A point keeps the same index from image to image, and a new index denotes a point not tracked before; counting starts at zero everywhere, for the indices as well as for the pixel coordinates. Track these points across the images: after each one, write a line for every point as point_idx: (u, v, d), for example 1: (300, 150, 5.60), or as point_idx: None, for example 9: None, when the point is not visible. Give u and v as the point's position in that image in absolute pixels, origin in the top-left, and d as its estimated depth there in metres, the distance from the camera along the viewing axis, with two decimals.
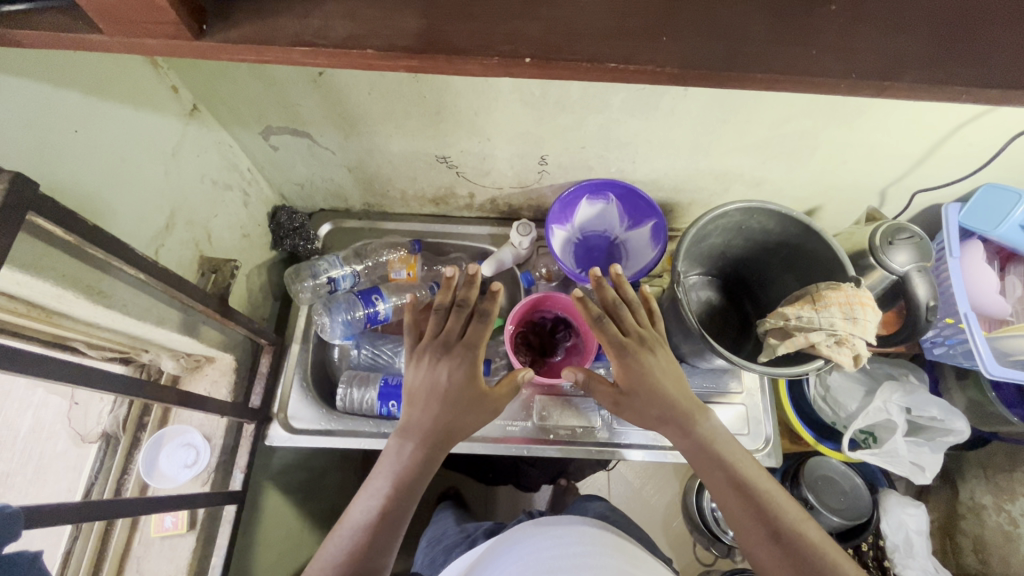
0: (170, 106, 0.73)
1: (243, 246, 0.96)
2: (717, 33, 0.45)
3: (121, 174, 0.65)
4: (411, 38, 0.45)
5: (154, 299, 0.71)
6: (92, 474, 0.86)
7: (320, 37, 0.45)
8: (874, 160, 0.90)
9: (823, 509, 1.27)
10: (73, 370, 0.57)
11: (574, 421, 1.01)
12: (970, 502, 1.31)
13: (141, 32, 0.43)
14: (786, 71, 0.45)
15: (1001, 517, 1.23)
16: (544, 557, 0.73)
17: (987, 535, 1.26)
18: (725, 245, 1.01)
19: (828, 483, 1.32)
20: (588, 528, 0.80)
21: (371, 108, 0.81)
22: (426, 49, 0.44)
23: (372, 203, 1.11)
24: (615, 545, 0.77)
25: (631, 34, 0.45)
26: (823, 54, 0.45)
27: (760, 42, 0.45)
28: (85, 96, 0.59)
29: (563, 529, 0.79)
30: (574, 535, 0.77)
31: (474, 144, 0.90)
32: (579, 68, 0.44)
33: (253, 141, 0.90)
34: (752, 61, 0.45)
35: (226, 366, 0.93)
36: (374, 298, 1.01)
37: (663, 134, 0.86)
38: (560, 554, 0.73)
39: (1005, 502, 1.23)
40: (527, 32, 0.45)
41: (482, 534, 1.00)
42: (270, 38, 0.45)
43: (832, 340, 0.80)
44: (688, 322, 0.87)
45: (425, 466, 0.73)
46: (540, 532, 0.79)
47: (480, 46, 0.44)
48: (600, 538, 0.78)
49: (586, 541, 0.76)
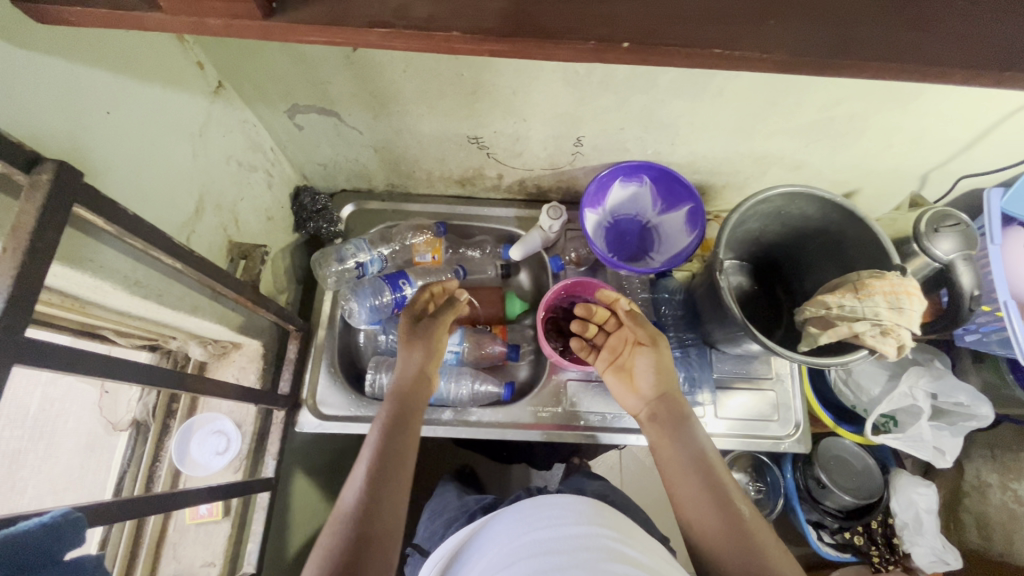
0: (196, 83, 0.70)
1: (267, 230, 0.93)
2: (818, 20, 0.43)
3: (153, 158, 0.62)
4: (495, 18, 0.42)
5: (187, 287, 0.69)
6: (124, 462, 0.85)
7: (400, 16, 0.43)
8: (923, 144, 0.87)
9: (833, 487, 1.28)
10: None
11: (604, 407, 1.00)
12: (975, 481, 1.33)
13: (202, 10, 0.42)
14: (891, 59, 0.42)
15: (1006, 495, 1.25)
16: (537, 541, 0.61)
17: (991, 513, 1.27)
18: (760, 230, 0.98)
19: (840, 464, 1.33)
20: (589, 504, 0.68)
21: (404, 87, 0.77)
22: (515, 31, 0.42)
23: (396, 184, 1.08)
24: (620, 525, 0.66)
25: (723, 19, 0.43)
26: (930, 40, 0.43)
27: (861, 28, 0.43)
28: (113, 74, 0.55)
29: (559, 504, 0.67)
30: (572, 512, 0.65)
31: (509, 124, 0.86)
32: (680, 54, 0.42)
33: (278, 120, 0.86)
34: (854, 47, 0.42)
35: (253, 352, 0.92)
36: (402, 282, 0.98)
37: (708, 116, 0.82)
38: (557, 536, 0.61)
39: (1011, 482, 1.25)
40: (619, 16, 0.43)
41: (479, 508, 0.92)
42: (341, 17, 0.43)
43: (876, 330, 0.79)
44: (730, 310, 0.85)
45: (406, 440, 0.72)
46: (533, 507, 0.68)
47: (576, 27, 0.43)
48: (602, 515, 0.66)
49: (585, 519, 0.64)
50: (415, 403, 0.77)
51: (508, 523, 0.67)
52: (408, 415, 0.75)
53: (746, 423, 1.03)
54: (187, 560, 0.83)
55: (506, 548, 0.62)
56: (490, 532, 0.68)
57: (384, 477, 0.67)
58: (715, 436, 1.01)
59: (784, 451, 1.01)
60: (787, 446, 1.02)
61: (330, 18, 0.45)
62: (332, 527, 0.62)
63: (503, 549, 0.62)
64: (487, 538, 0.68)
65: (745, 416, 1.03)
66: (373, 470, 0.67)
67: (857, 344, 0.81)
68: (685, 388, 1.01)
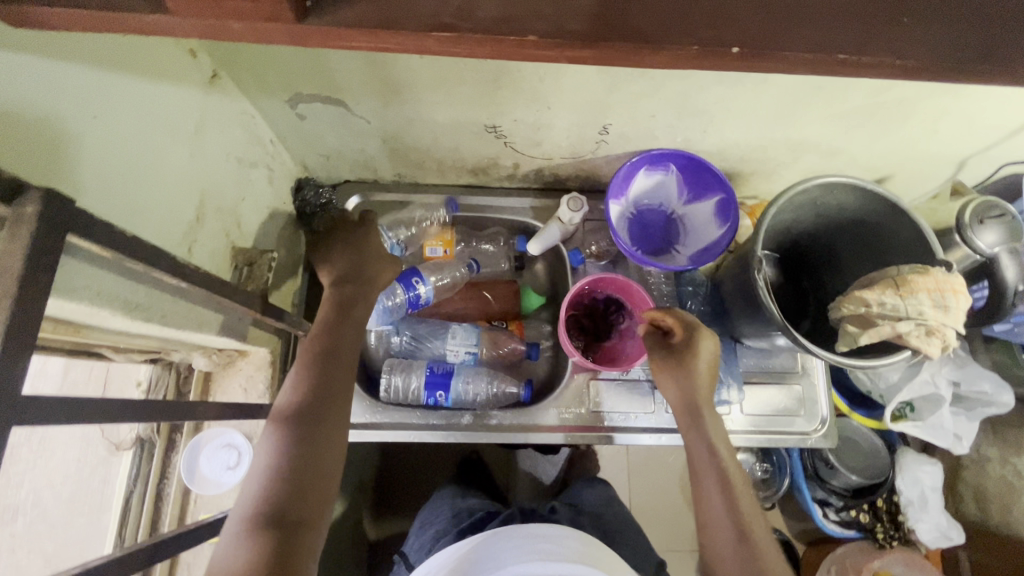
0: (189, 74, 0.62)
1: (270, 230, 0.87)
2: (901, 23, 0.43)
3: (146, 165, 0.55)
4: (582, 20, 0.42)
5: (192, 303, 0.63)
6: (130, 481, 0.81)
7: (464, 19, 0.42)
8: (970, 129, 0.83)
9: (841, 467, 1.24)
10: None
11: (628, 407, 0.97)
12: (974, 455, 1.29)
13: (224, 13, 0.38)
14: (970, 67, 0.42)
15: (1006, 469, 1.23)
16: (517, 574, 0.63)
17: (989, 485, 1.26)
18: (792, 220, 0.93)
19: (847, 444, 1.29)
20: (579, 539, 0.70)
21: (420, 74, 0.70)
22: (607, 35, 0.41)
23: (404, 174, 1.01)
24: (605, 562, 0.68)
25: (802, 20, 0.42)
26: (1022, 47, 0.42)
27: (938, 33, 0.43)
28: (97, 72, 0.48)
29: (549, 537, 0.69)
30: (558, 548, 0.67)
31: (531, 113, 0.80)
32: (798, 60, 0.42)
33: (279, 110, 0.79)
34: (936, 51, 0.42)
35: (261, 360, 0.86)
36: (415, 281, 0.94)
37: (748, 102, 0.77)
38: (536, 571, 0.64)
39: (1011, 456, 1.22)
40: (724, 17, 0.42)
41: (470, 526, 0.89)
42: (397, 22, 0.41)
43: (920, 329, 0.76)
44: (766, 308, 0.80)
45: (319, 443, 0.61)
46: (522, 537, 0.70)
47: (670, 35, 0.42)
48: (591, 554, 0.68)
49: (575, 558, 0.66)
50: (332, 371, 0.66)
51: (496, 548, 0.69)
52: (322, 407, 0.63)
53: (772, 419, 1.00)
54: None
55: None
56: (478, 554, 0.70)
57: (286, 492, 0.57)
58: (739, 433, 0.99)
59: (810, 447, 0.99)
60: (813, 442, 1.00)
61: (376, 20, 0.42)
62: (220, 560, 0.53)
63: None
64: (472, 559, 0.69)
65: (769, 411, 1.01)
66: (273, 487, 0.57)
67: (899, 344, 0.78)
68: (713, 385, 0.98)
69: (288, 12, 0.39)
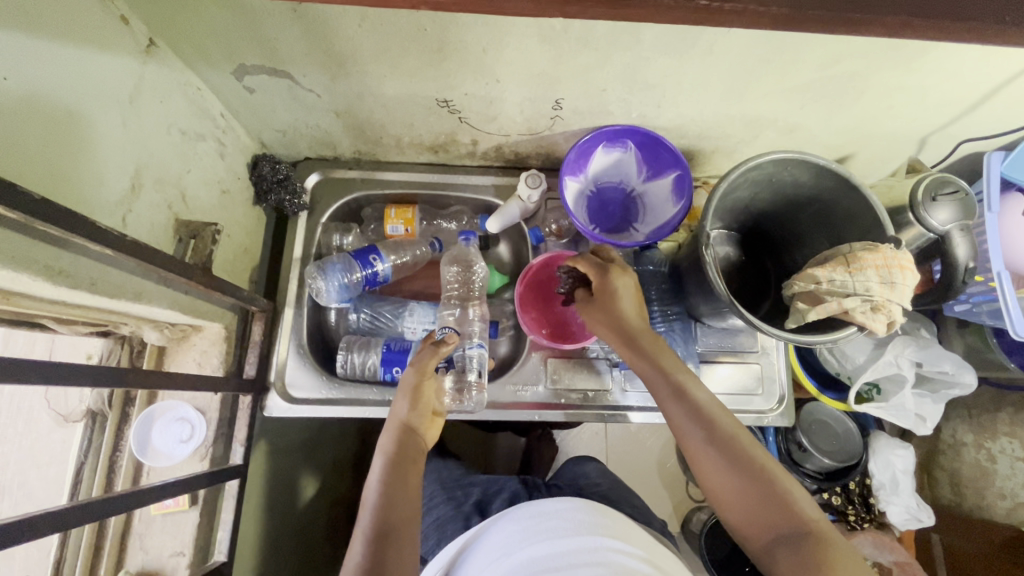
0: (119, 41, 0.61)
1: (223, 204, 0.86)
2: None
3: (70, 131, 0.55)
4: None
5: (127, 273, 0.63)
6: (81, 453, 0.81)
7: None
8: (926, 105, 0.82)
9: (814, 451, 1.25)
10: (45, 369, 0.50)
11: (586, 385, 0.98)
12: (952, 439, 1.29)
13: None
14: None
15: (980, 454, 1.22)
16: (539, 554, 0.64)
17: (964, 470, 1.25)
18: (750, 198, 0.93)
19: (821, 427, 1.29)
20: (584, 512, 0.72)
21: (361, 44, 0.70)
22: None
23: (364, 151, 1.00)
24: (620, 532, 0.70)
25: None
26: None
27: None
28: (7, 32, 0.48)
29: (558, 514, 0.71)
30: (570, 523, 0.69)
31: (480, 86, 0.79)
32: None
33: (226, 83, 0.78)
34: None
35: (215, 335, 0.86)
36: (373, 258, 0.96)
37: (698, 76, 0.76)
38: (556, 548, 0.65)
39: (986, 441, 1.21)
40: None
41: (473, 508, 0.92)
42: None
43: (867, 305, 0.75)
44: (714, 285, 0.80)
45: (410, 466, 0.75)
46: (532, 515, 0.72)
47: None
48: (603, 526, 0.69)
49: (585, 532, 0.67)
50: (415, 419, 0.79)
51: (509, 530, 0.71)
52: (408, 443, 0.77)
53: (730, 398, 1.00)
54: (155, 551, 0.80)
55: (509, 557, 0.66)
56: (491, 536, 0.73)
57: (396, 502, 0.70)
58: None
59: (767, 425, 1.00)
60: (770, 420, 1.01)
61: None
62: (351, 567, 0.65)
63: (506, 560, 0.66)
64: (487, 543, 0.72)
65: (729, 390, 1.01)
66: (383, 500, 0.69)
67: (846, 320, 0.78)
68: None
69: None
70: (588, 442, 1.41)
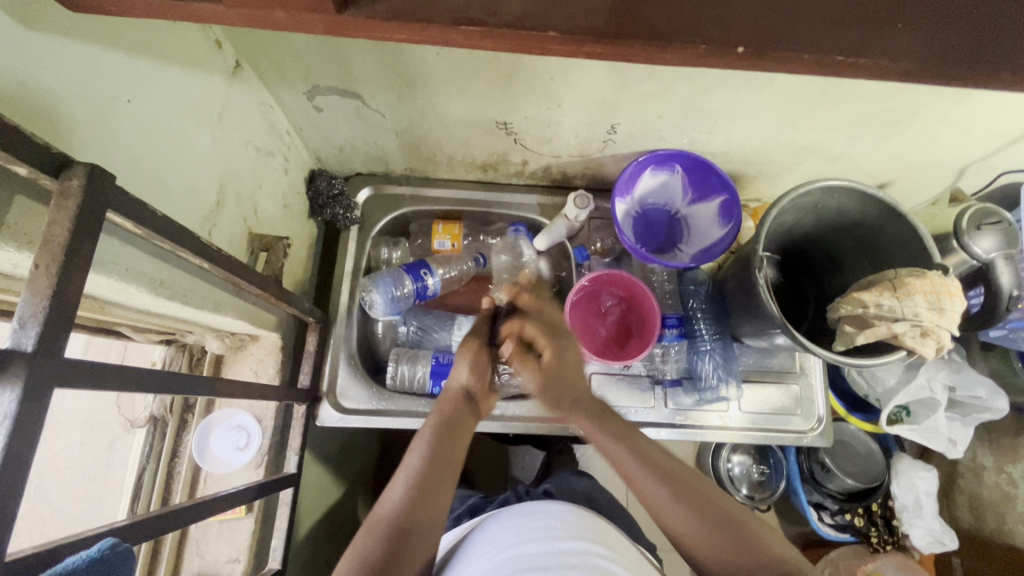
0: (214, 64, 0.64)
1: (284, 218, 0.89)
2: (903, 28, 0.44)
3: (172, 148, 0.58)
4: (601, 18, 0.44)
5: (210, 285, 0.65)
6: (142, 459, 0.84)
7: (491, 14, 0.43)
8: (970, 137, 0.84)
9: (838, 471, 1.22)
10: (175, 381, 0.52)
11: (630, 401, 0.99)
12: (970, 462, 1.27)
13: (264, 4, 0.41)
14: (962, 69, 0.44)
15: (1000, 477, 1.20)
16: (529, 552, 0.63)
17: (984, 493, 1.24)
18: (793, 222, 0.95)
19: (845, 448, 1.28)
20: (577, 515, 0.71)
21: (435, 69, 0.72)
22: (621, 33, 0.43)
23: (415, 168, 1.03)
24: (606, 539, 0.69)
25: (801, 21, 0.44)
26: (1013, 48, 0.44)
27: (934, 34, 0.44)
28: (132, 58, 0.51)
29: (550, 515, 0.70)
30: (562, 524, 0.68)
31: (542, 110, 0.82)
32: (795, 59, 0.44)
33: (297, 102, 0.81)
34: (935, 52, 0.44)
35: (272, 345, 0.88)
36: (423, 273, 0.97)
37: (754, 106, 0.79)
38: (546, 549, 0.64)
39: (1006, 464, 1.20)
40: (732, 19, 0.44)
41: (466, 511, 0.94)
42: (427, 15, 0.44)
43: (916, 330, 0.77)
44: (767, 307, 0.81)
45: (448, 471, 0.70)
46: (523, 515, 0.71)
47: (681, 30, 0.44)
48: (591, 529, 0.69)
49: (573, 533, 0.67)
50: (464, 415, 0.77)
51: (501, 528, 0.71)
52: (450, 441, 0.72)
53: (769, 417, 1.02)
54: (211, 557, 0.82)
55: (498, 554, 0.65)
56: (484, 532, 0.73)
57: (423, 504, 0.65)
58: (738, 429, 1.00)
59: (806, 445, 1.01)
60: (809, 440, 1.02)
61: (406, 12, 0.44)
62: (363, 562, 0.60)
63: (495, 556, 0.65)
64: (479, 540, 0.72)
65: (768, 409, 1.02)
66: (409, 501, 0.65)
67: (895, 344, 0.80)
68: (714, 382, 0.99)
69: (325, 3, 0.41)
70: (607, 457, 1.41)
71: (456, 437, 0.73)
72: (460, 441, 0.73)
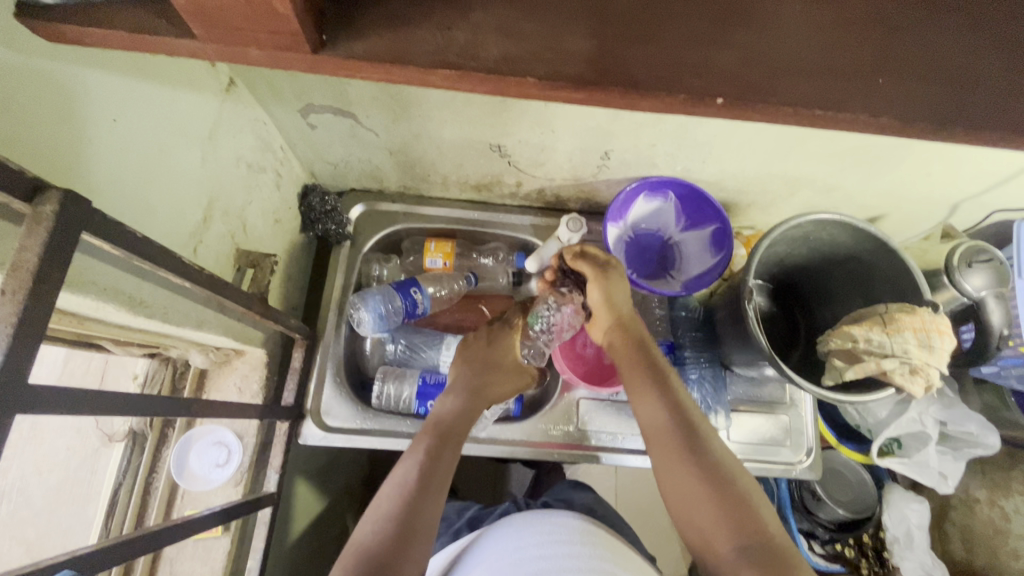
0: (208, 83, 0.64)
1: (275, 233, 0.89)
2: (886, 83, 0.44)
3: (158, 166, 0.57)
4: (582, 65, 0.44)
5: (192, 301, 0.65)
6: (119, 474, 0.83)
7: (469, 57, 0.44)
8: (962, 173, 0.85)
9: (829, 501, 1.21)
10: (147, 403, 0.51)
11: (617, 426, 0.96)
12: (962, 494, 1.25)
13: (246, 39, 0.41)
14: (940, 122, 0.44)
15: (994, 512, 1.18)
16: (532, 557, 0.63)
17: (977, 528, 1.21)
18: (786, 252, 0.95)
19: (834, 476, 1.26)
20: (582, 521, 0.71)
21: (429, 92, 0.72)
22: (599, 79, 0.43)
23: (410, 186, 1.02)
24: (609, 543, 0.68)
25: (783, 71, 0.44)
26: (989, 102, 0.45)
27: (912, 87, 0.45)
28: (120, 78, 0.50)
29: (554, 520, 0.70)
30: (565, 529, 0.68)
31: (535, 135, 0.82)
32: (777, 112, 0.44)
33: (292, 119, 0.81)
34: (915, 107, 0.44)
35: (256, 361, 0.87)
36: (412, 291, 0.96)
37: (745, 137, 0.79)
38: (550, 552, 0.64)
39: (1000, 498, 1.18)
40: (718, 70, 0.44)
41: (465, 524, 0.91)
42: (406, 56, 0.44)
43: (905, 367, 0.77)
44: (756, 338, 0.80)
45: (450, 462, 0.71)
46: (527, 520, 0.71)
47: (664, 79, 0.43)
48: (595, 534, 0.69)
49: (577, 538, 0.67)
50: (475, 406, 0.80)
51: (505, 533, 0.70)
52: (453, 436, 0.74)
53: (756, 448, 1.01)
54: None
55: (500, 560, 0.65)
56: (488, 537, 0.73)
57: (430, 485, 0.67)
58: None
59: (795, 478, 1.00)
60: (798, 472, 1.00)
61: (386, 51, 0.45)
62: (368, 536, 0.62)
63: (500, 559, 0.65)
64: (486, 543, 0.72)
65: (757, 439, 1.01)
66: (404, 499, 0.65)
67: (884, 381, 0.79)
68: (701, 411, 0.98)
69: (309, 41, 0.42)
70: (598, 479, 1.36)
71: (456, 431, 0.75)
72: (456, 429, 0.75)
